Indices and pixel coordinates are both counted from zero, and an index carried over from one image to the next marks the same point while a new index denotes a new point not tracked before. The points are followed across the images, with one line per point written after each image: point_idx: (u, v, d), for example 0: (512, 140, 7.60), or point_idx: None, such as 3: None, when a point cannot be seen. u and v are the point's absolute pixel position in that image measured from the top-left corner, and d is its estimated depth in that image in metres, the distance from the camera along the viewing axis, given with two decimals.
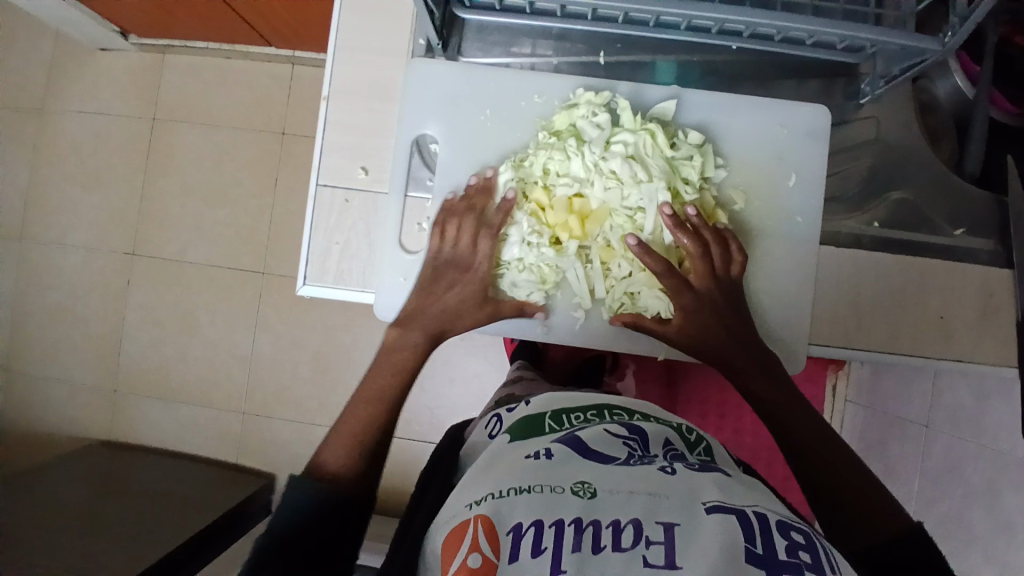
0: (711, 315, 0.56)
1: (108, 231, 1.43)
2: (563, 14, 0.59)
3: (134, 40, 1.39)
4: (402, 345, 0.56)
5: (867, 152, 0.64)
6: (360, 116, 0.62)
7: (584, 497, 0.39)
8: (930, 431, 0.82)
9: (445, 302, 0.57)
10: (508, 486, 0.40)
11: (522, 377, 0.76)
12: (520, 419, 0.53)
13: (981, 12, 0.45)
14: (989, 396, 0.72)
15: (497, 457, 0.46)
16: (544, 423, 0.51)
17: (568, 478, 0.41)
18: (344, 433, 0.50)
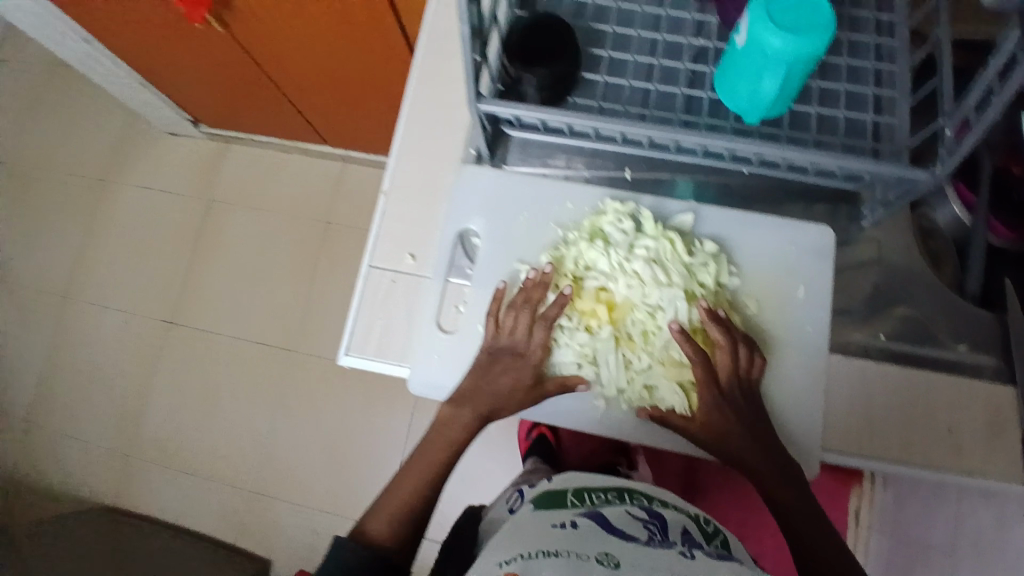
0: (732, 417, 0.59)
1: (150, 299, 1.51)
2: (597, 136, 0.67)
3: (204, 129, 1.54)
4: (456, 420, 0.62)
5: (873, 271, 0.69)
6: (413, 209, 0.70)
7: (609, 565, 0.41)
8: (955, 560, 0.80)
9: (500, 381, 0.62)
10: (535, 549, 0.43)
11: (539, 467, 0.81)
12: (543, 493, 0.55)
13: (966, 147, 0.51)
14: (1014, 524, 0.72)
15: (523, 523, 0.48)
16: (567, 498, 0.53)
17: (591, 548, 0.43)
18: (390, 503, 0.60)
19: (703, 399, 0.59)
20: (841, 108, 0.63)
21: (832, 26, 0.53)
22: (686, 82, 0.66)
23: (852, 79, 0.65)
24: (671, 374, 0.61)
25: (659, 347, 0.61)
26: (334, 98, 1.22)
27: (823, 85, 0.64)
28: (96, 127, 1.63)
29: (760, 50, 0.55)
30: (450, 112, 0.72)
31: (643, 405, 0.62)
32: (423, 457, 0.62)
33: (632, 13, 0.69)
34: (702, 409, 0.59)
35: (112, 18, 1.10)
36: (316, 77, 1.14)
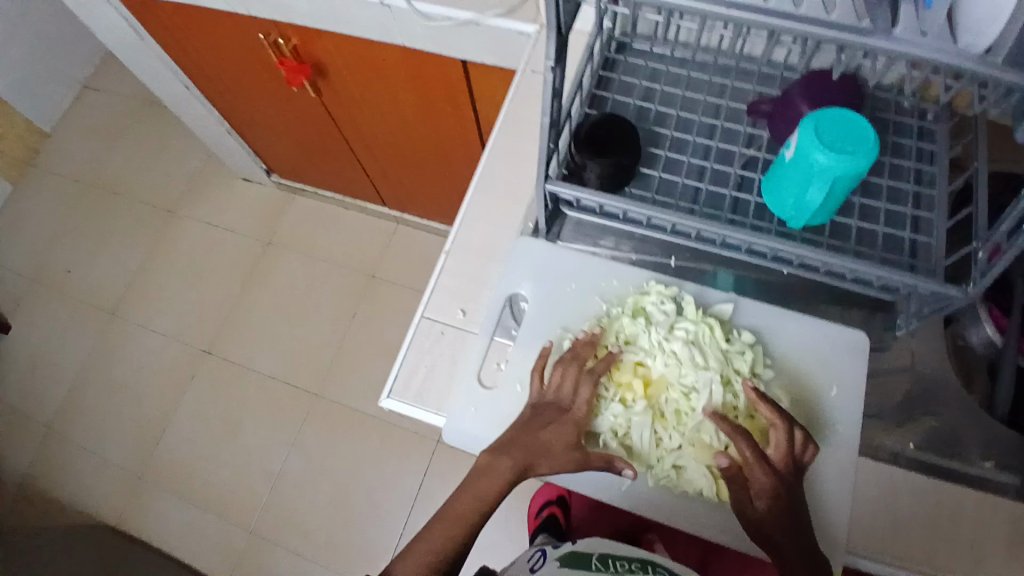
0: (782, 500, 0.58)
1: (192, 326, 1.58)
2: (648, 224, 0.72)
3: (274, 177, 1.65)
4: (493, 471, 0.62)
5: (904, 378, 0.70)
6: (469, 270, 0.75)
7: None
8: None
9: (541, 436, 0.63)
10: None
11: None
12: (570, 554, 0.58)
13: (997, 269, 0.55)
14: None
15: None
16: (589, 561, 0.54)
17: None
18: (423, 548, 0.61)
19: (756, 476, 0.58)
20: (879, 224, 0.68)
21: (875, 148, 0.58)
22: (735, 185, 0.72)
23: (891, 199, 0.69)
24: (702, 456, 0.62)
25: (691, 427, 0.62)
26: (401, 162, 1.33)
27: (864, 201, 0.69)
28: (177, 165, 1.78)
29: (807, 164, 0.61)
30: (514, 188, 0.79)
31: (670, 484, 0.63)
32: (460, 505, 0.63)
33: (690, 121, 0.77)
34: (752, 484, 0.58)
35: (219, 72, 1.24)
36: (388, 139, 1.26)
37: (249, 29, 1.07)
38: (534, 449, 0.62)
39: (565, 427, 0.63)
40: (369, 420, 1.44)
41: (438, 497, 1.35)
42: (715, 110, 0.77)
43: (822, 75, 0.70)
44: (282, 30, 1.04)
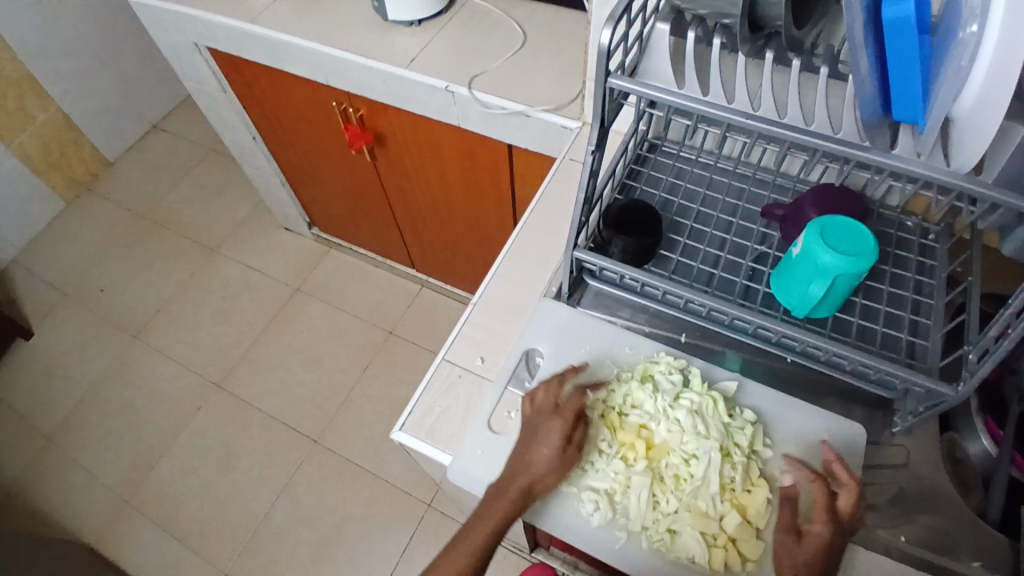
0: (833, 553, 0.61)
1: (210, 358, 1.63)
2: (663, 300, 0.78)
3: (315, 231, 1.77)
4: (503, 492, 0.65)
5: (899, 476, 0.72)
6: (491, 322, 0.81)
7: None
8: None
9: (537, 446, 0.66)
10: None
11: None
12: None
13: (982, 369, 0.59)
14: None
15: None
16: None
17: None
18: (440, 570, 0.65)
19: (819, 523, 0.61)
20: (878, 324, 0.73)
21: (874, 254, 0.65)
22: (746, 275, 0.78)
23: (891, 303, 0.75)
24: (697, 521, 0.63)
25: (689, 492, 0.65)
26: (436, 229, 1.42)
27: (865, 302, 0.74)
28: (226, 210, 1.91)
29: (812, 262, 0.67)
30: (540, 256, 0.87)
31: (664, 548, 0.64)
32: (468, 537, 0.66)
33: (708, 216, 0.85)
34: (816, 529, 0.61)
35: (288, 131, 1.38)
36: (428, 209, 1.36)
37: (325, 98, 1.21)
38: (527, 458, 0.66)
39: (552, 420, 0.67)
40: (364, 475, 1.43)
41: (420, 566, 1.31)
42: (733, 209, 0.85)
43: (830, 187, 0.78)
44: (353, 102, 1.17)
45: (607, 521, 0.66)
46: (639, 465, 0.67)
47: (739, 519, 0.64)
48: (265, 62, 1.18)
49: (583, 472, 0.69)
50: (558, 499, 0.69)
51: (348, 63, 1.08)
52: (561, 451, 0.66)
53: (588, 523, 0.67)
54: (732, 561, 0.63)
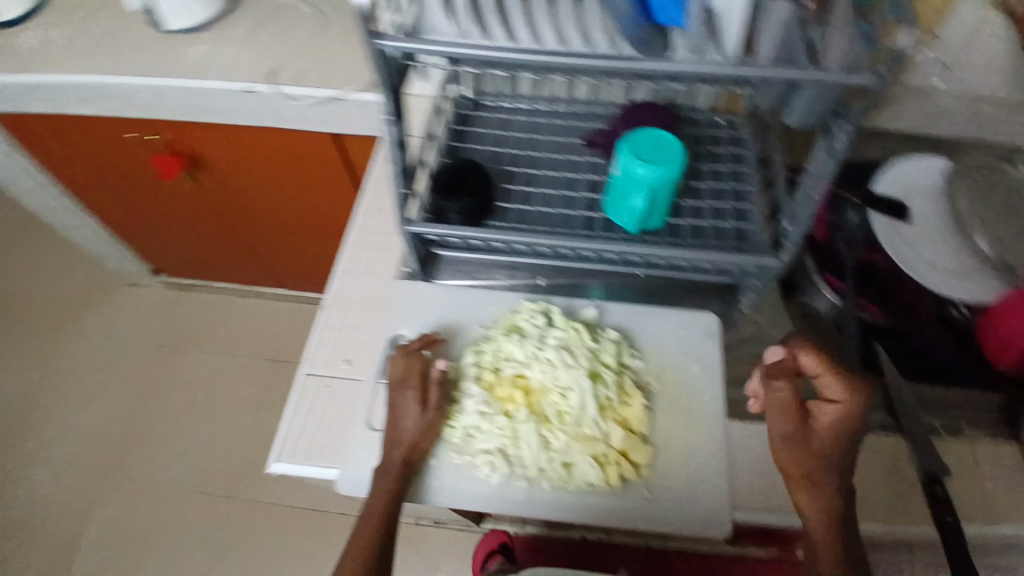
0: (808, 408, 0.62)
1: (87, 446, 1.45)
2: (510, 250, 0.76)
3: (162, 278, 1.62)
4: (383, 469, 0.64)
5: (754, 348, 0.78)
6: (346, 319, 0.76)
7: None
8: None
9: (404, 418, 0.66)
10: None
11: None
12: None
13: (797, 234, 0.64)
14: None
15: None
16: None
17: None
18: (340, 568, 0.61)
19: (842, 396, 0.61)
20: (706, 218, 0.76)
21: (682, 155, 0.66)
22: (583, 206, 0.78)
23: (715, 196, 0.78)
24: (586, 446, 0.65)
25: (573, 423, 0.66)
26: (288, 241, 1.33)
27: (692, 203, 0.77)
28: (52, 276, 1.66)
29: (630, 177, 0.68)
30: (379, 237, 0.82)
31: (564, 483, 0.66)
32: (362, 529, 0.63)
33: (537, 158, 0.83)
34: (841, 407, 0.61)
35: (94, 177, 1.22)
36: (275, 223, 1.27)
37: (120, 130, 1.07)
38: (392, 433, 0.66)
39: (404, 386, 0.67)
40: (293, 509, 1.35)
41: None
42: (558, 145, 0.84)
43: (640, 107, 0.83)
44: (157, 128, 1.04)
45: (506, 476, 0.66)
46: (522, 411, 0.67)
47: (624, 432, 0.66)
48: (44, 111, 1.01)
49: (472, 437, 0.68)
50: (459, 471, 0.68)
51: (132, 87, 0.93)
52: (421, 411, 0.66)
53: (491, 484, 0.67)
54: (627, 473, 0.66)
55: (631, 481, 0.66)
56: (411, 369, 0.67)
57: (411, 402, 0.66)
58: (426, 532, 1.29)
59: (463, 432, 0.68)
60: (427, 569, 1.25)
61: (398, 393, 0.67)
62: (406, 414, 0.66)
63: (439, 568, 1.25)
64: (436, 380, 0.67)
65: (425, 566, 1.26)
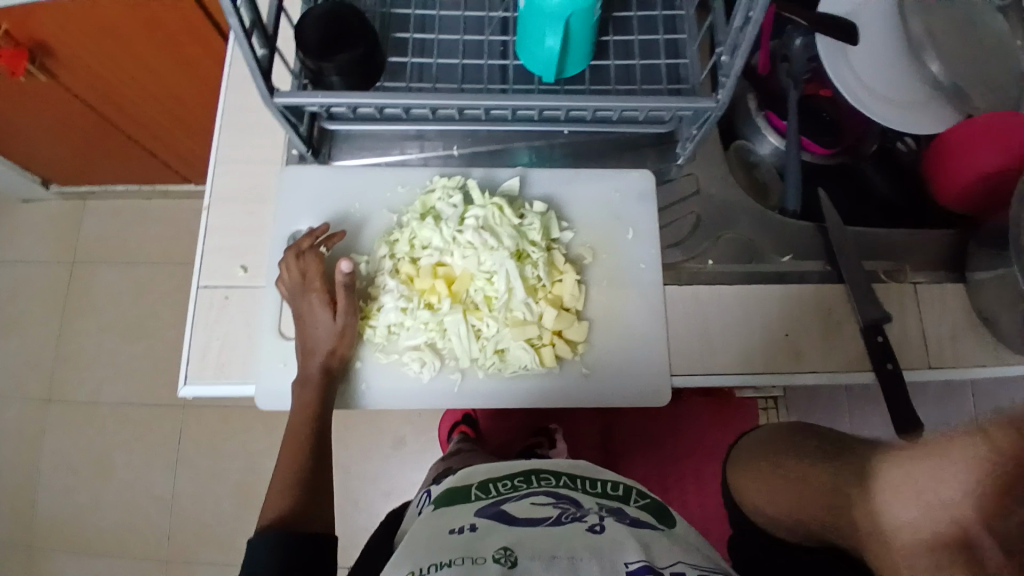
0: None
1: (21, 377, 1.36)
2: (409, 117, 0.65)
3: (55, 189, 1.44)
4: (304, 379, 0.60)
5: (693, 204, 0.71)
6: (238, 220, 0.66)
7: (505, 564, 0.43)
8: None
9: (318, 326, 0.60)
10: (427, 565, 0.44)
11: (459, 451, 0.96)
12: (447, 491, 0.59)
13: (737, 67, 0.54)
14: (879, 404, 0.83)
15: (424, 530, 0.51)
16: (471, 492, 0.57)
17: (489, 548, 0.46)
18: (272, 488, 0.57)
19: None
20: (636, 57, 0.65)
21: None
22: (496, 54, 0.67)
23: (644, 30, 0.67)
24: (518, 330, 0.61)
25: (501, 308, 0.61)
26: (181, 129, 1.17)
27: (617, 39, 0.66)
28: None
29: (540, 9, 0.55)
30: (261, 118, 0.69)
31: (499, 369, 0.62)
32: (286, 446, 0.59)
33: None
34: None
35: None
36: (159, 110, 1.09)
37: None
38: (306, 342, 0.60)
39: (311, 297, 0.61)
40: (254, 409, 1.32)
41: (346, 457, 1.26)
42: None
43: None
44: None
45: (439, 369, 0.63)
46: (447, 301, 0.62)
47: (556, 311, 0.62)
48: None
49: (396, 334, 0.63)
50: (389, 369, 0.63)
51: None
52: (336, 316, 0.60)
53: (421, 381, 0.63)
54: (565, 353, 0.62)
55: (569, 360, 0.64)
56: (311, 270, 0.61)
57: (323, 311, 0.60)
58: (389, 412, 1.29)
59: (384, 331, 0.63)
60: (394, 445, 1.27)
61: (302, 304, 0.61)
62: (318, 319, 0.60)
63: (408, 443, 1.27)
64: (341, 285, 0.60)
65: (392, 442, 1.27)
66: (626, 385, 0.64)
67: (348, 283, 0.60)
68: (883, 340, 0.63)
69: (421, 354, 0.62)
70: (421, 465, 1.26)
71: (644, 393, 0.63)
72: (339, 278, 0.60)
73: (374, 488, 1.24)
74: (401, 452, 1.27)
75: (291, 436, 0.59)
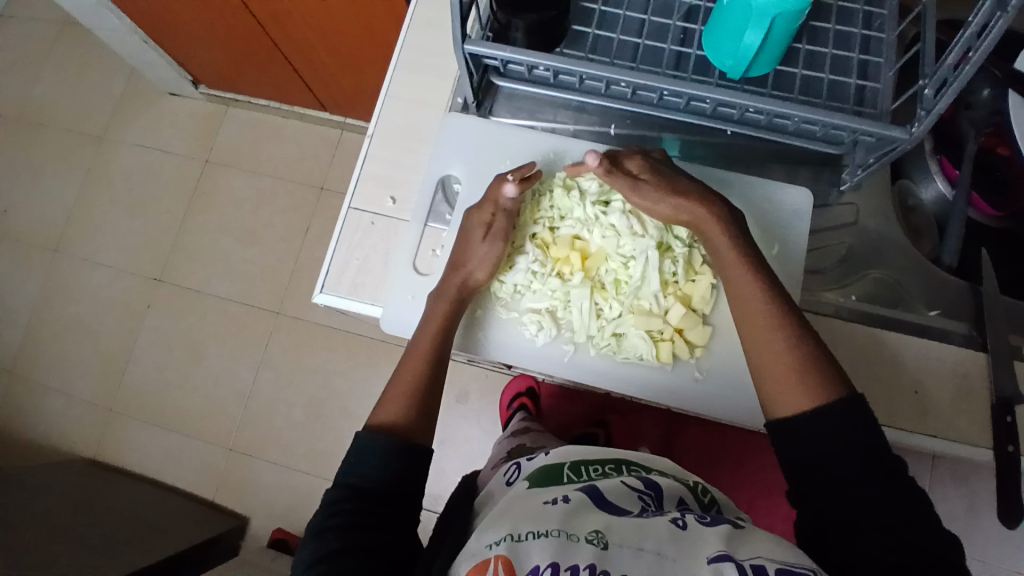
0: None
1: (141, 255, 1.49)
2: (581, 88, 0.66)
3: (203, 90, 1.53)
4: (440, 294, 0.62)
5: (845, 235, 0.70)
6: (395, 154, 0.70)
7: (598, 546, 0.45)
8: None
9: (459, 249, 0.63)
10: (525, 531, 0.46)
11: (529, 429, 0.97)
12: (541, 469, 0.60)
13: (942, 104, 0.51)
14: None
15: (519, 500, 0.53)
16: (563, 473, 0.58)
17: (583, 528, 0.47)
18: (396, 391, 0.59)
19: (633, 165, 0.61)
20: (824, 71, 0.63)
21: None
22: (675, 41, 0.66)
23: (839, 45, 0.64)
24: (642, 320, 0.61)
25: (630, 294, 0.62)
26: (331, 57, 1.20)
27: (809, 48, 0.63)
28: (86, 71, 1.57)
29: (747, 5, 0.54)
30: (436, 61, 0.72)
31: (611, 352, 0.63)
32: (409, 366, 0.60)
33: None
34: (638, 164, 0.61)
35: None
36: (317, 37, 1.13)
37: None
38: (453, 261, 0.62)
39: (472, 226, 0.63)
40: (337, 334, 1.39)
41: None
42: None
43: None
44: None
45: (555, 338, 0.64)
46: (579, 275, 0.63)
47: (684, 309, 0.62)
48: None
49: (520, 295, 0.65)
50: (503, 327, 0.65)
51: None
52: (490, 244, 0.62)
53: (535, 345, 0.64)
54: (681, 352, 0.62)
55: (683, 360, 0.63)
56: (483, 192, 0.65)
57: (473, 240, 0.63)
58: (461, 366, 1.33)
59: (509, 289, 0.64)
60: (459, 399, 1.31)
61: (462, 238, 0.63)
62: (473, 245, 0.62)
63: (471, 401, 1.30)
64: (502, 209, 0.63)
65: (458, 395, 1.31)
66: (732, 399, 0.63)
67: (511, 210, 0.63)
68: (1012, 420, 0.60)
69: (543, 318, 0.63)
70: (479, 424, 1.29)
71: (749, 411, 0.63)
72: (503, 203, 0.63)
73: None
74: (463, 407, 1.30)
75: (415, 352, 0.61)
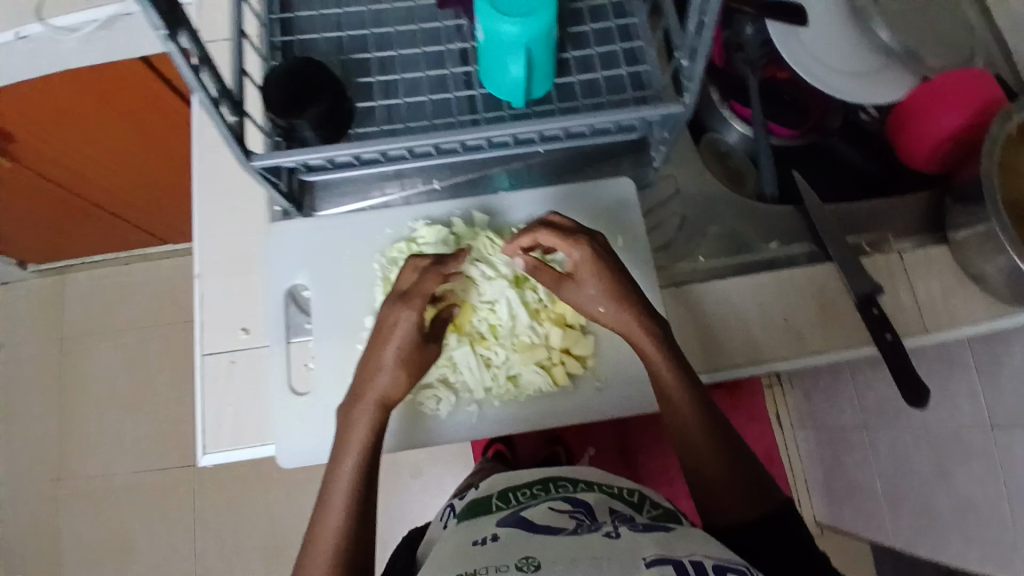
0: None
1: (26, 468, 1.34)
2: (387, 158, 0.65)
3: (33, 267, 1.42)
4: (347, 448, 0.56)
5: (675, 205, 0.75)
6: (231, 285, 0.66)
7: (527, 569, 0.43)
8: (870, 433, 0.93)
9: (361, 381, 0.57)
10: None
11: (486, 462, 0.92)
12: (470, 504, 0.60)
13: (699, 70, 0.55)
14: (878, 367, 0.86)
15: (449, 542, 0.52)
16: (493, 503, 0.58)
17: (512, 557, 0.45)
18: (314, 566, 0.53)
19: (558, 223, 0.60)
20: (598, 70, 0.66)
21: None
22: (458, 86, 0.67)
23: (601, 43, 0.68)
24: (528, 355, 0.63)
25: (507, 335, 0.63)
26: (137, 190, 1.14)
27: (576, 54, 0.67)
28: None
29: (498, 40, 0.57)
30: (238, 179, 0.69)
31: (512, 396, 0.63)
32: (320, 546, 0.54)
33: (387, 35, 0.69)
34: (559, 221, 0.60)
35: None
36: (121, 176, 1.07)
37: None
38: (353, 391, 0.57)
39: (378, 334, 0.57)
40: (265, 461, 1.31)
41: None
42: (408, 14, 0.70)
43: None
44: None
45: (456, 403, 0.63)
46: (457, 336, 0.63)
47: (560, 329, 0.64)
48: None
49: None
50: (403, 414, 0.63)
51: None
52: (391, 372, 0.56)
53: (440, 417, 0.63)
54: (575, 369, 0.63)
55: (580, 376, 0.65)
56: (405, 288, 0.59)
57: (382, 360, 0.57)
58: None
59: None
60: (413, 474, 1.27)
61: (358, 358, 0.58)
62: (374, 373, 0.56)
63: (425, 472, 1.27)
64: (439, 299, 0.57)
65: (411, 471, 1.27)
66: (632, 397, 0.64)
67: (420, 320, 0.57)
68: (878, 311, 0.63)
69: (439, 390, 0.63)
70: (442, 492, 1.26)
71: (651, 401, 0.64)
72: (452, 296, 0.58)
73: (399, 522, 1.24)
74: (418, 482, 1.26)
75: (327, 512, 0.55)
